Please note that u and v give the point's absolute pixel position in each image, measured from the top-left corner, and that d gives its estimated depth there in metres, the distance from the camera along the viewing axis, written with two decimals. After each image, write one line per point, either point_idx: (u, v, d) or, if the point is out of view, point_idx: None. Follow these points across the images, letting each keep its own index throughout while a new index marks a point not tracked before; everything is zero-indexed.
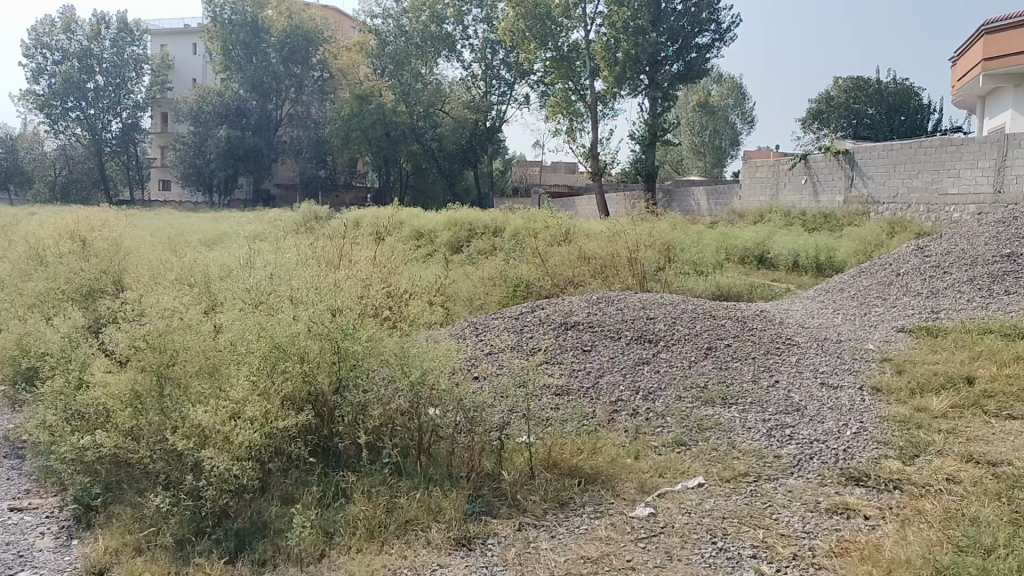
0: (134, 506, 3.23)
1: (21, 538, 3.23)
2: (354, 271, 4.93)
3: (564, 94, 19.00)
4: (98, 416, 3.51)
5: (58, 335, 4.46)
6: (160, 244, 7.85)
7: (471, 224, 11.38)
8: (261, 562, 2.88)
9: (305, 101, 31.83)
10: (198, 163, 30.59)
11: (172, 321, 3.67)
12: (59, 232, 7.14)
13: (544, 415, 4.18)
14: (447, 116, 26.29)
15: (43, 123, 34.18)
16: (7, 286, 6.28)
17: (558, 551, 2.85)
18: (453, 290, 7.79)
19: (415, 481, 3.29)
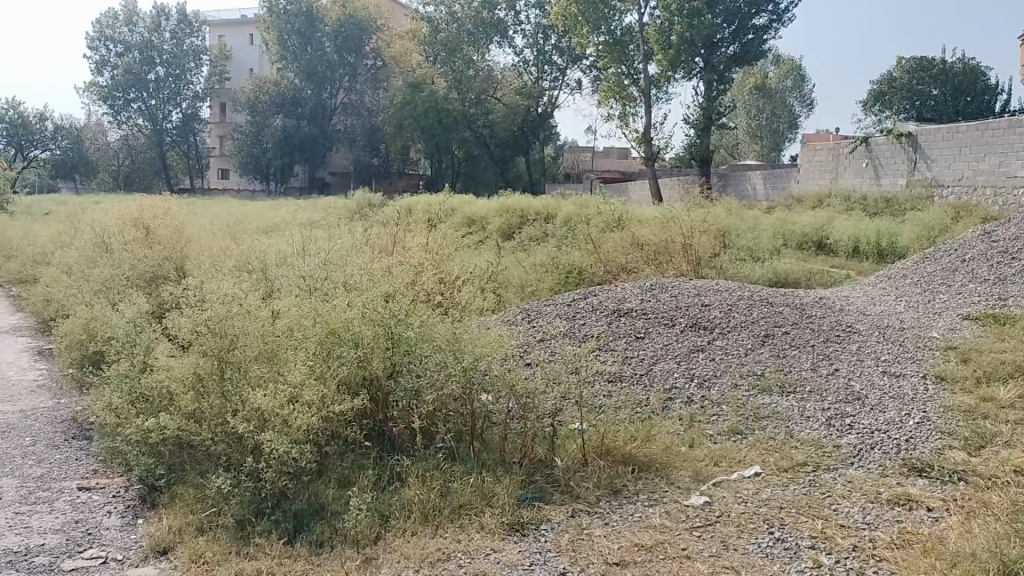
0: (197, 487, 3.32)
1: (90, 517, 3.34)
2: (407, 257, 4.97)
3: (617, 79, 18.84)
4: (161, 399, 3.62)
5: (123, 320, 4.60)
6: (219, 232, 8.00)
7: (523, 210, 11.38)
8: (319, 542, 2.93)
9: (359, 90, 32.08)
10: (256, 153, 31.45)
11: (232, 307, 3.75)
12: (124, 220, 7.35)
13: (596, 402, 4.16)
14: (498, 102, 26.26)
15: (107, 114, 35.11)
16: (74, 274, 6.47)
17: (611, 538, 2.84)
18: (505, 276, 7.81)
19: (469, 466, 3.31)
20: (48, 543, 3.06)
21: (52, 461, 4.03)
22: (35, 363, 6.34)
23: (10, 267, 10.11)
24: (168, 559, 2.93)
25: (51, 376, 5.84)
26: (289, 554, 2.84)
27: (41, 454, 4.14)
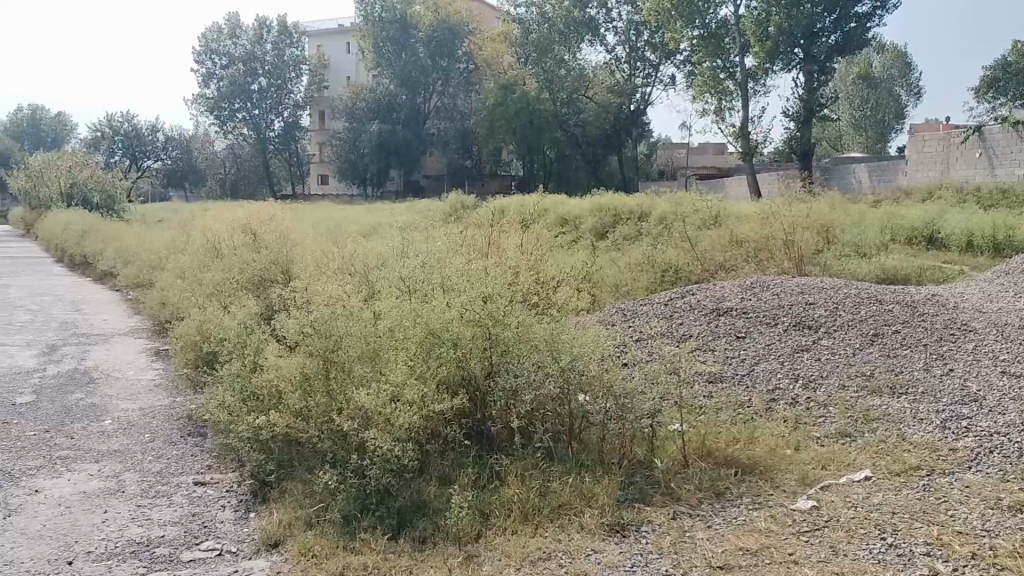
0: (304, 483, 3.43)
1: (206, 510, 3.50)
2: (503, 258, 5.01)
3: (712, 73, 18.45)
4: (271, 397, 3.78)
5: (235, 322, 4.82)
6: (321, 234, 8.23)
7: (617, 208, 11.31)
8: (422, 539, 2.99)
9: (452, 93, 32.49)
10: (353, 158, 32.37)
11: (335, 308, 3.86)
12: (234, 225, 7.67)
13: (697, 403, 4.09)
14: (591, 101, 26.16)
15: (214, 124, 36.89)
16: (188, 277, 6.81)
17: (714, 541, 2.80)
18: (600, 275, 7.79)
19: (567, 466, 3.32)
20: (167, 535, 3.23)
21: (169, 457, 4.24)
22: (152, 363, 6.70)
23: (128, 271, 10.70)
24: (279, 551, 3.04)
25: (167, 376, 6.16)
26: (394, 550, 2.90)
27: (160, 449, 4.37)
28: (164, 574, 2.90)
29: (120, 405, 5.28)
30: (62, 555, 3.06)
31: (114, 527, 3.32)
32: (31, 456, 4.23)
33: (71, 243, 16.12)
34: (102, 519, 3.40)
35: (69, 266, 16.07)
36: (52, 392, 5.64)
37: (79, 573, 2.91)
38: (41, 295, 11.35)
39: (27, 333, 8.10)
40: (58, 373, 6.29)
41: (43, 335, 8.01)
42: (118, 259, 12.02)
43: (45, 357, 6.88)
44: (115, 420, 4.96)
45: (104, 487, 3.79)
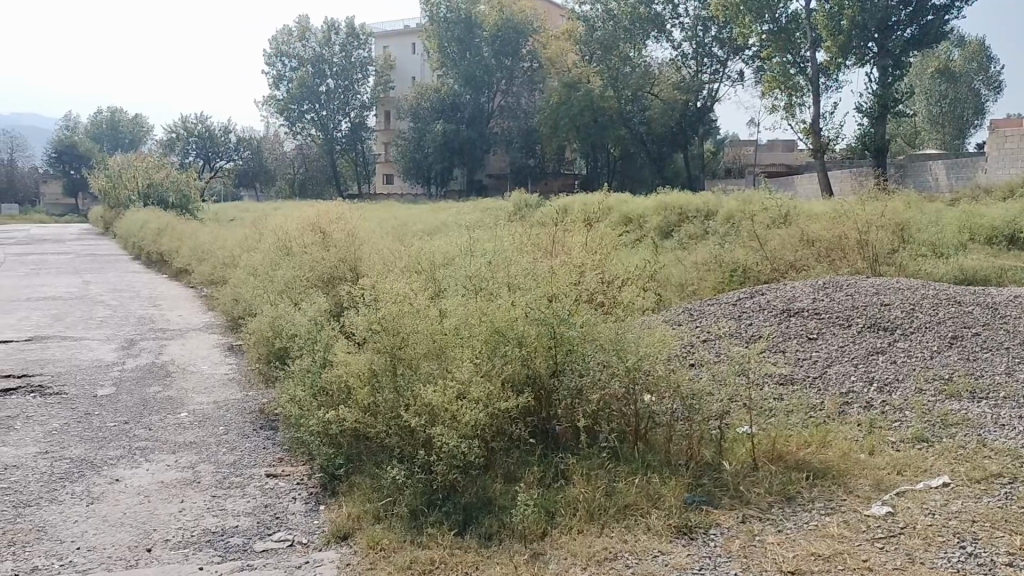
0: (372, 478, 3.49)
1: (277, 502, 3.59)
2: (568, 256, 4.99)
3: (781, 69, 17.98)
4: (341, 392, 3.87)
5: (305, 319, 4.93)
6: (387, 233, 8.33)
7: (682, 206, 11.17)
8: (488, 535, 3.01)
9: (516, 92, 32.57)
10: (418, 158, 32.69)
11: (402, 305, 3.91)
12: (304, 224, 7.82)
13: (767, 405, 4.03)
14: (656, 98, 25.94)
15: (284, 126, 37.80)
16: (260, 275, 6.98)
17: (785, 546, 2.75)
18: (666, 275, 7.72)
19: (633, 466, 3.30)
20: (242, 525, 3.32)
21: (243, 449, 4.36)
22: (226, 358, 6.88)
23: (203, 268, 11.04)
24: (348, 544, 3.09)
25: (239, 370, 6.32)
26: (460, 545, 2.93)
27: (232, 442, 4.49)
28: (238, 563, 2.98)
29: (195, 398, 5.45)
30: (142, 542, 3.17)
31: (190, 517, 3.42)
32: (111, 446, 4.40)
33: (148, 241, 16.69)
34: (179, 508, 3.52)
35: (146, 263, 16.66)
36: (131, 385, 5.85)
37: (158, 559, 3.02)
38: (120, 291, 11.79)
39: (107, 328, 8.41)
40: (137, 366, 6.51)
41: (122, 330, 8.31)
42: (193, 256, 12.40)
43: (124, 351, 7.14)
44: (190, 412, 5.12)
45: (181, 478, 3.91)
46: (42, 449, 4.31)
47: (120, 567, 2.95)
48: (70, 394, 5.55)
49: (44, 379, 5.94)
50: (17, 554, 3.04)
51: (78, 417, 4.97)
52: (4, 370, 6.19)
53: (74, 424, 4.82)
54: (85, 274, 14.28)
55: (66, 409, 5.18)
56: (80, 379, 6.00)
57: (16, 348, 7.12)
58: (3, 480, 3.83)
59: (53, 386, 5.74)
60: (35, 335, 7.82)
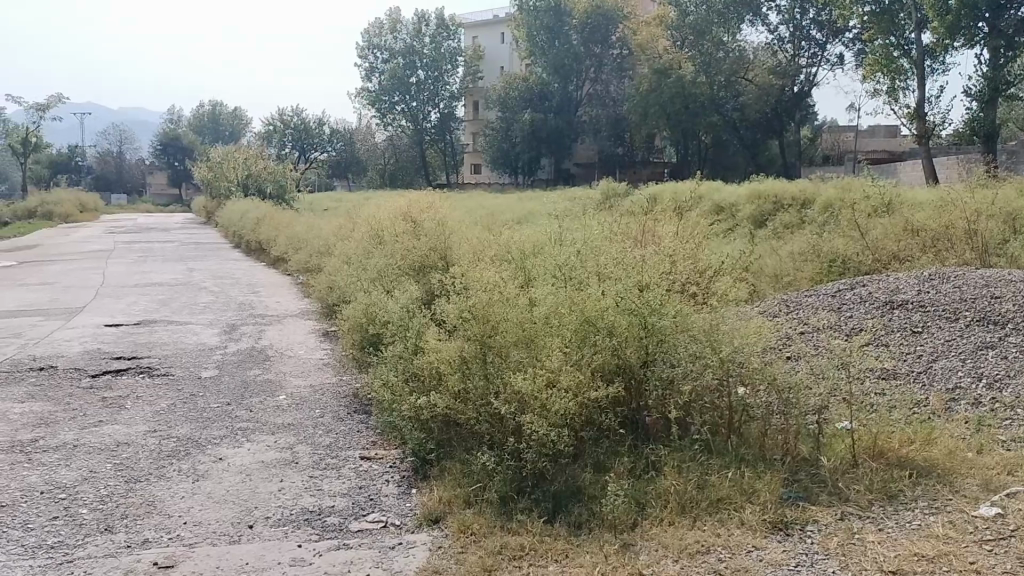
0: (462, 463, 3.54)
1: (371, 484, 3.68)
2: (660, 245, 4.92)
3: (884, 52, 17.24)
4: (432, 379, 3.95)
5: (398, 306, 5.03)
6: (476, 221, 8.40)
7: (777, 194, 10.89)
8: (577, 524, 3.01)
9: (605, 80, 32.23)
10: (505, 147, 33.06)
11: (492, 293, 3.94)
12: (396, 213, 7.96)
13: (867, 400, 3.90)
14: (750, 83, 25.26)
15: (375, 117, 38.55)
16: (354, 263, 7.15)
17: (886, 545, 2.66)
18: (760, 266, 7.56)
19: (726, 459, 3.25)
20: (337, 506, 3.42)
21: (337, 432, 4.48)
22: (321, 343, 7.08)
23: (299, 257, 11.38)
24: (440, 527, 3.15)
25: (334, 355, 6.50)
26: (550, 533, 2.95)
27: (328, 425, 4.62)
28: (335, 541, 3.08)
29: (293, 382, 5.64)
30: (244, 519, 3.31)
31: (290, 496, 3.55)
32: (215, 426, 4.60)
33: (247, 231, 17.29)
34: (279, 488, 3.65)
35: (246, 251, 17.28)
36: (232, 368, 6.10)
37: (260, 536, 3.14)
38: (222, 278, 12.26)
39: (210, 313, 8.77)
40: (238, 350, 6.77)
41: (224, 315, 8.66)
42: (290, 245, 12.77)
43: (226, 336, 7.43)
44: (288, 395, 5.30)
45: (280, 458, 4.06)
46: (151, 428, 4.55)
47: (224, 542, 3.08)
48: (176, 375, 5.82)
49: (153, 361, 6.25)
50: (129, 526, 3.22)
51: (184, 399, 5.21)
52: (116, 352, 6.54)
53: (180, 405, 5.06)
54: (189, 262, 14.92)
55: (173, 389, 5.44)
56: (185, 361, 6.29)
57: (126, 332, 7.50)
58: (115, 456, 4.05)
59: (160, 368, 6.03)
60: (144, 319, 8.23)
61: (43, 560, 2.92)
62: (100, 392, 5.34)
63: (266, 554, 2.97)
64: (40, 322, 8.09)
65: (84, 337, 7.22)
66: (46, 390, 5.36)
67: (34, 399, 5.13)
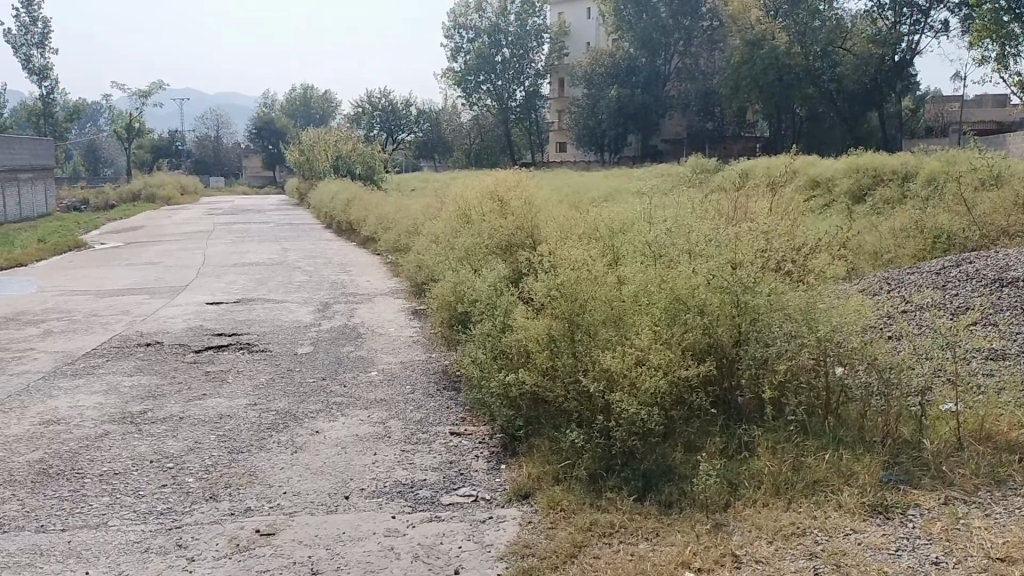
0: (551, 440, 3.56)
1: (462, 459, 3.74)
2: (753, 220, 4.79)
3: (992, 17, 16.21)
4: (521, 356, 3.98)
5: (485, 284, 5.06)
6: (562, 199, 8.35)
7: (876, 168, 10.47)
8: (668, 503, 3.00)
9: (694, 53, 31.55)
10: (592, 124, 32.67)
11: (580, 271, 3.93)
12: (483, 190, 7.99)
13: (974, 381, 3.73)
14: (848, 53, 24.29)
15: (461, 97, 38.82)
16: (442, 243, 7.23)
17: (994, 531, 2.56)
18: (858, 242, 7.30)
19: (823, 441, 3.18)
20: (429, 479, 3.50)
21: (428, 408, 4.57)
22: (411, 321, 7.21)
23: (388, 237, 11.59)
24: (529, 502, 3.19)
25: (423, 333, 6.61)
26: (639, 511, 2.94)
27: (419, 401, 4.72)
28: (427, 514, 3.15)
29: (384, 358, 5.78)
30: (341, 490, 3.41)
31: (383, 469, 3.64)
32: (311, 400, 4.76)
33: (339, 212, 17.67)
34: (372, 460, 3.75)
35: (336, 232, 17.68)
36: (326, 344, 6.28)
37: (355, 507, 3.24)
38: (315, 258, 12.58)
39: (304, 291, 9.04)
40: (331, 327, 6.97)
41: (317, 294, 8.91)
42: (379, 226, 13.01)
43: (320, 313, 7.65)
44: (380, 371, 5.44)
45: (374, 432, 4.17)
46: (251, 401, 4.74)
47: (322, 511, 3.19)
48: (274, 351, 6.03)
49: (252, 337, 6.51)
50: (233, 495, 3.37)
51: (281, 373, 5.41)
52: (218, 328, 6.83)
53: (278, 379, 5.25)
54: (284, 242, 15.40)
55: (271, 364, 5.65)
56: (282, 338, 6.52)
57: (227, 309, 7.81)
58: (219, 428, 4.24)
59: (259, 344, 6.27)
60: (243, 297, 8.54)
61: (154, 526, 3.08)
62: (204, 366, 5.60)
63: (362, 525, 3.06)
64: (148, 299, 8.50)
65: (187, 314, 7.55)
66: (153, 364, 5.65)
67: (143, 373, 5.41)
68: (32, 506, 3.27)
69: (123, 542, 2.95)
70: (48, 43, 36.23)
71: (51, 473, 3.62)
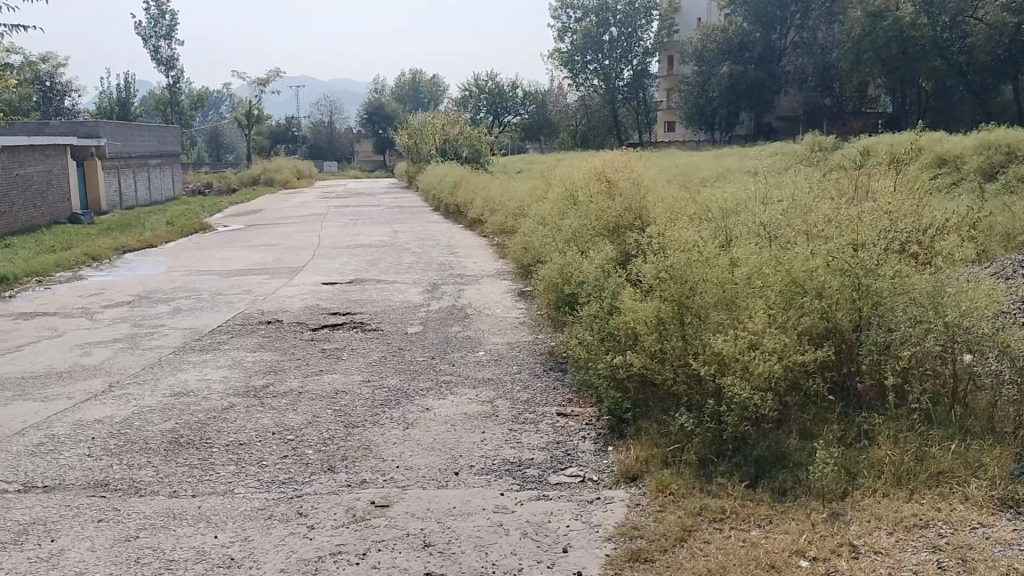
0: (659, 424, 3.53)
1: (568, 439, 3.76)
2: (876, 200, 4.58)
3: None
4: (628, 338, 3.96)
5: (594, 266, 5.04)
6: (671, 180, 8.20)
7: (1011, 145, 9.85)
8: (782, 491, 2.92)
9: (812, 27, 30.40)
10: (702, 103, 31.90)
11: (691, 253, 3.87)
12: (592, 171, 7.93)
13: None
14: (979, 23, 22.84)
15: (568, 77, 38.65)
16: (550, 224, 7.23)
17: None
18: (988, 222, 6.89)
19: (949, 431, 3.04)
20: (537, 458, 3.54)
21: (534, 388, 4.62)
22: (518, 302, 7.28)
23: (496, 218, 11.69)
24: (637, 485, 3.18)
25: (529, 314, 6.66)
26: (752, 498, 2.88)
27: (525, 381, 4.77)
28: (536, 492, 3.19)
29: (491, 339, 5.86)
30: (450, 466, 3.50)
31: (491, 447, 3.71)
32: (421, 378, 4.88)
33: (447, 194, 17.91)
34: (480, 438, 3.82)
35: (445, 214, 17.95)
36: (435, 324, 6.42)
37: (465, 483, 3.31)
38: (425, 239, 12.83)
39: (414, 273, 9.23)
40: (440, 308, 7.12)
41: (427, 275, 9.08)
42: (487, 208, 13.11)
43: (429, 294, 7.81)
44: (487, 351, 5.52)
45: (482, 411, 4.24)
46: (366, 377, 4.91)
47: (433, 486, 3.28)
48: (385, 330, 6.21)
49: (366, 316, 6.73)
50: (349, 467, 3.50)
51: (393, 352, 5.56)
52: (332, 308, 7.06)
53: (389, 357, 5.40)
54: (395, 225, 15.74)
55: (384, 343, 5.82)
56: (394, 317, 6.70)
57: (341, 289, 8.08)
58: (335, 403, 4.40)
59: (372, 323, 6.46)
60: (356, 278, 8.81)
61: (276, 494, 3.24)
62: (321, 343, 5.83)
63: (472, 500, 3.13)
64: (267, 280, 8.89)
65: (305, 293, 7.85)
66: (274, 341, 5.91)
67: (265, 349, 5.67)
68: (165, 472, 3.49)
69: (249, 509, 3.11)
70: (174, 35, 38.07)
71: (182, 442, 3.86)
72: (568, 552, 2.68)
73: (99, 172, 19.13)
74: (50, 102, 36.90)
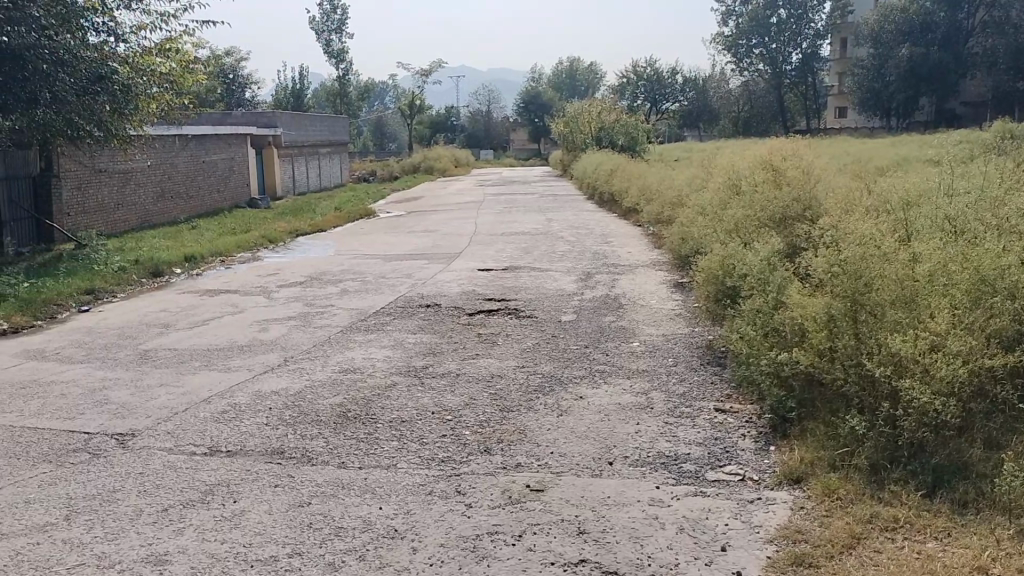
0: (828, 425, 3.37)
1: (727, 436, 3.67)
2: None
3: None
4: (796, 334, 3.83)
5: (758, 258, 4.87)
6: (842, 170, 7.78)
7: None
8: (962, 502, 2.73)
9: (1006, 4, 28.06)
10: (877, 87, 30.12)
11: (867, 247, 3.67)
12: (757, 159, 7.64)
13: None
14: None
15: (731, 62, 37.63)
16: (710, 214, 7.05)
17: None
18: None
19: None
20: (693, 453, 3.48)
21: (691, 381, 4.54)
22: (673, 293, 7.16)
23: (652, 208, 11.53)
24: (801, 488, 3.06)
25: (684, 306, 6.54)
26: (928, 508, 2.71)
27: (681, 374, 4.69)
28: (692, 487, 3.14)
29: (646, 329, 5.80)
30: (605, 455, 3.49)
31: (647, 439, 3.68)
32: (575, 366, 4.91)
33: (602, 182, 17.84)
34: (635, 430, 3.80)
35: (600, 202, 17.87)
36: (588, 313, 6.42)
37: (620, 473, 3.30)
38: (580, 228, 12.85)
39: (568, 261, 9.26)
40: (594, 297, 7.11)
41: (581, 264, 9.08)
42: (643, 197, 12.96)
43: (583, 283, 7.82)
44: (642, 342, 5.47)
45: (636, 402, 4.21)
46: (520, 363, 4.98)
47: (588, 474, 3.29)
48: (539, 317, 6.28)
49: (520, 303, 6.83)
50: (505, 450, 3.58)
51: (547, 339, 5.62)
52: (488, 293, 7.22)
53: (543, 344, 5.46)
54: (551, 212, 15.83)
55: (538, 330, 5.89)
56: (548, 305, 6.77)
57: (496, 276, 8.22)
58: (491, 386, 4.51)
59: (526, 310, 6.55)
60: (511, 265, 8.94)
61: (436, 471, 3.36)
62: (478, 328, 5.97)
63: (627, 491, 3.12)
64: (427, 264, 9.18)
65: (461, 279, 8.05)
66: (433, 324, 6.11)
67: (425, 332, 5.87)
68: (335, 444, 3.70)
69: (410, 484, 3.25)
70: (345, 29, 39.85)
71: (349, 416, 4.07)
72: (726, 551, 2.62)
73: (275, 160, 20.40)
74: (233, 94, 39.56)
